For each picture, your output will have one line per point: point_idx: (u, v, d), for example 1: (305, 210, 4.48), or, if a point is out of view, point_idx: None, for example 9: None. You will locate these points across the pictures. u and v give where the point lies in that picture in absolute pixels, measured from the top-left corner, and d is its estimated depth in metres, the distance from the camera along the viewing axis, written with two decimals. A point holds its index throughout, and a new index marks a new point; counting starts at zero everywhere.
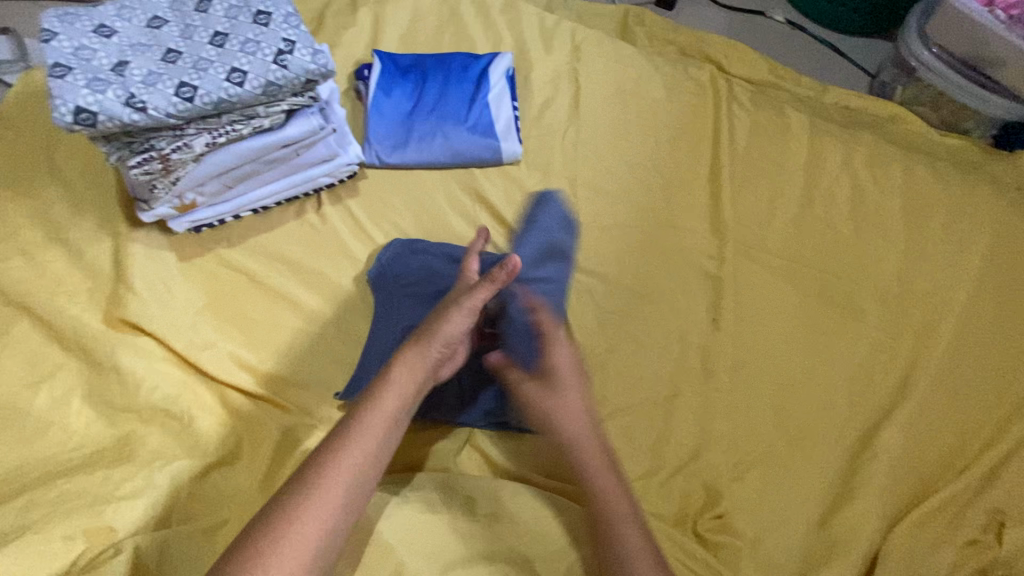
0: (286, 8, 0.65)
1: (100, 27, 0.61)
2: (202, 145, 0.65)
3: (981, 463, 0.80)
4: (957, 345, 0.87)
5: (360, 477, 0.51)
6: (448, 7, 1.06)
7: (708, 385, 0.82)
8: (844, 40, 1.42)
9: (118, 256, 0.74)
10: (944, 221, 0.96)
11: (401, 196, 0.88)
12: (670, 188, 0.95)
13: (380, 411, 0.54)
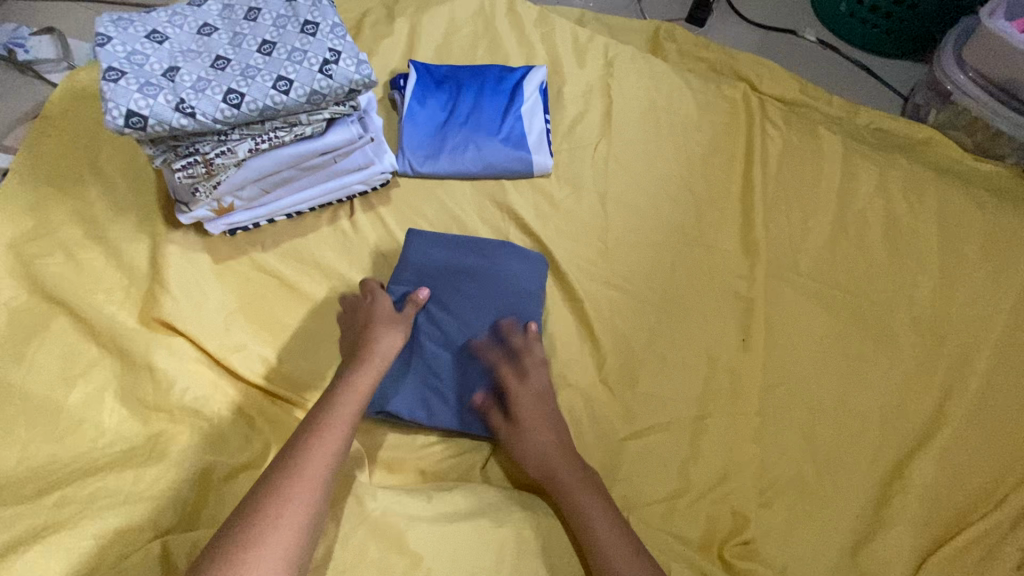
0: (333, 19, 0.66)
1: (152, 33, 0.63)
2: (245, 151, 0.66)
3: (1019, 498, 0.77)
4: (994, 375, 0.84)
5: (333, 456, 0.56)
6: (484, 20, 1.08)
7: (736, 407, 0.80)
8: (877, 61, 1.41)
9: (155, 256, 0.76)
10: (980, 247, 0.94)
11: (432, 205, 0.89)
12: (700, 206, 0.94)
13: (341, 400, 0.61)
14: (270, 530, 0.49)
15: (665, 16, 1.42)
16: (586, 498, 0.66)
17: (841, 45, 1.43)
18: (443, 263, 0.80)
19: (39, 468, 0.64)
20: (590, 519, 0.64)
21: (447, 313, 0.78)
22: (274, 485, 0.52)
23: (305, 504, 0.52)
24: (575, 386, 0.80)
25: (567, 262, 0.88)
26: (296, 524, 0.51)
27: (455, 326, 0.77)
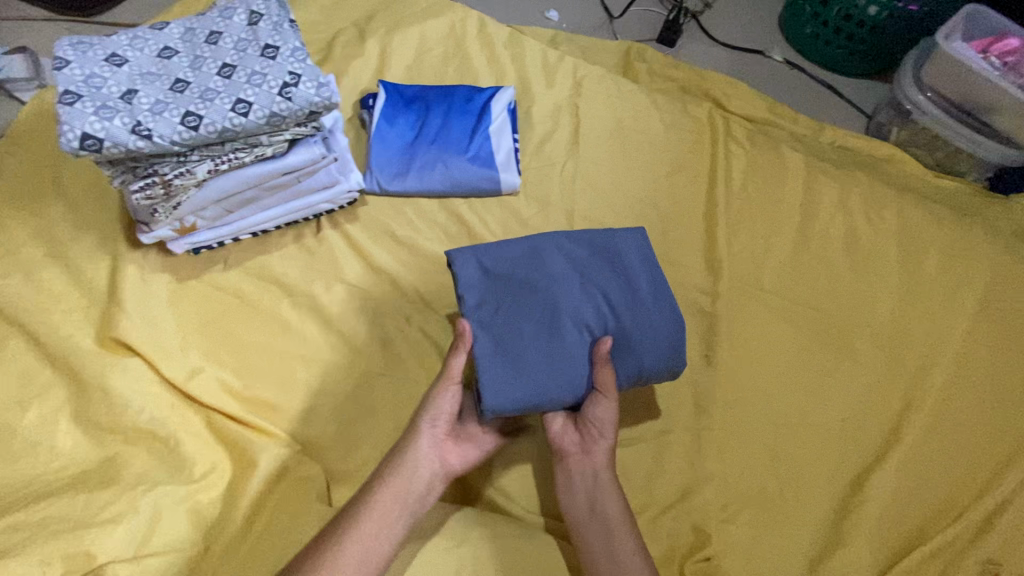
0: (294, 42, 0.67)
1: (112, 56, 0.63)
2: (205, 172, 0.66)
3: (976, 511, 0.78)
4: (951, 386, 0.86)
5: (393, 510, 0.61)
6: (455, 41, 1.10)
7: (699, 422, 0.81)
8: (842, 80, 1.45)
9: (116, 275, 0.75)
10: (938, 262, 0.96)
11: (399, 223, 0.90)
12: (665, 223, 0.96)
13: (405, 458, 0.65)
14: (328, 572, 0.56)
15: (636, 36, 1.45)
16: (619, 509, 0.66)
17: (807, 64, 1.47)
18: (586, 266, 0.72)
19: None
20: (610, 531, 0.65)
21: (565, 276, 0.71)
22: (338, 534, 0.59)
23: (362, 548, 0.58)
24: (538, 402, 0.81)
25: None
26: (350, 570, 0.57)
27: (563, 298, 0.70)
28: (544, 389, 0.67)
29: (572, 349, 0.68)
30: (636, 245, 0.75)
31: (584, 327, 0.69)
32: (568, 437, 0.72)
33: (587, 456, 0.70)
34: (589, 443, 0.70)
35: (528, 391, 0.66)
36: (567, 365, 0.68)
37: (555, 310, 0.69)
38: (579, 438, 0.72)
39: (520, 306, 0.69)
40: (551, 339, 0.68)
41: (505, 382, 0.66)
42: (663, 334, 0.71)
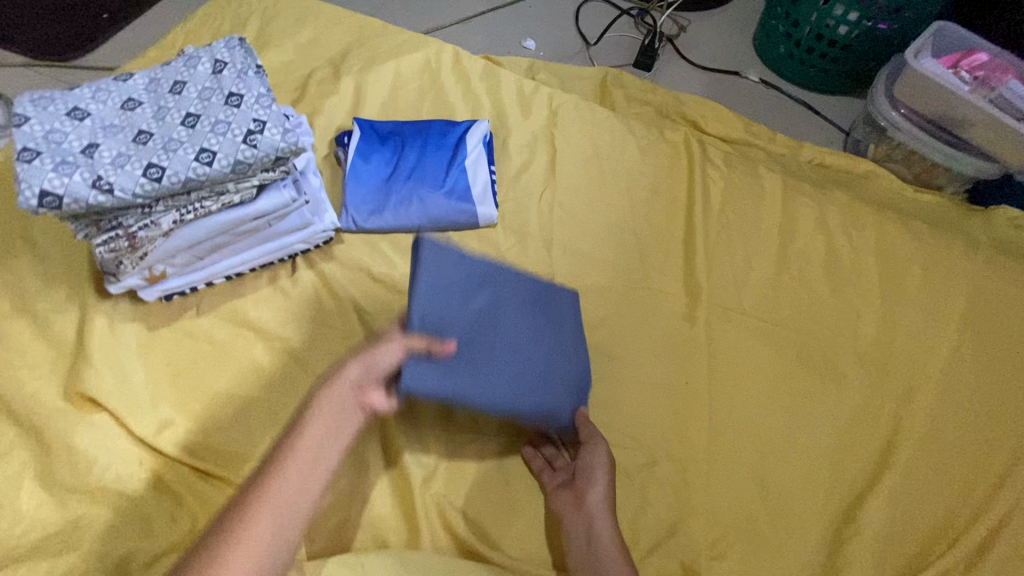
0: (258, 89, 0.67)
1: (73, 110, 0.63)
2: (170, 223, 0.66)
3: (971, 536, 0.77)
4: (940, 407, 0.85)
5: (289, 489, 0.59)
6: (430, 76, 1.10)
7: (685, 453, 0.80)
8: (818, 98, 1.46)
9: (84, 327, 0.74)
10: (920, 278, 0.96)
11: (375, 260, 0.89)
12: (644, 250, 0.96)
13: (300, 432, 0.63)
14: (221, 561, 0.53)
15: (612, 62, 1.47)
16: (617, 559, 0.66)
17: (783, 84, 1.48)
18: (528, 307, 0.77)
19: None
20: None
21: (516, 311, 0.75)
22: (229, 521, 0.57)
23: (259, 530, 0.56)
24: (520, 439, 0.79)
25: None
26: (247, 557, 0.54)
27: (506, 322, 0.74)
28: (469, 394, 0.68)
29: (503, 377, 0.71)
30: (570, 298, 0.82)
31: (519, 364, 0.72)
32: (562, 496, 0.73)
33: (582, 505, 0.71)
34: (579, 498, 0.72)
35: (456, 386, 0.67)
36: (492, 375, 0.70)
37: (501, 345, 0.73)
38: (572, 495, 0.73)
39: (465, 314, 0.71)
40: (486, 348, 0.71)
41: (431, 373, 0.66)
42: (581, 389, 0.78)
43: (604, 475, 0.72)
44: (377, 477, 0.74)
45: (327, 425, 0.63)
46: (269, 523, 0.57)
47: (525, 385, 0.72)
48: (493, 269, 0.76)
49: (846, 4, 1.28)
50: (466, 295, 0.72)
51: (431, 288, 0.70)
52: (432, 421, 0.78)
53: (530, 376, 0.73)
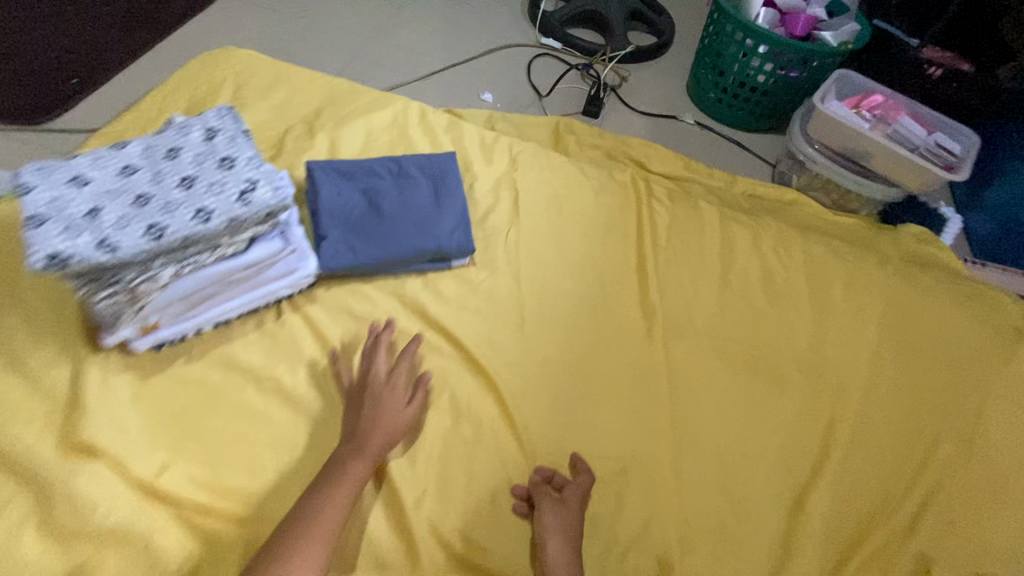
0: (248, 152, 0.74)
1: (75, 177, 0.68)
2: (168, 276, 0.71)
3: (902, 517, 0.85)
4: (867, 399, 0.97)
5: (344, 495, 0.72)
6: (398, 130, 1.20)
7: (652, 458, 0.87)
8: (747, 136, 1.64)
9: (78, 380, 0.77)
10: (842, 292, 1.09)
11: (357, 300, 0.95)
12: (604, 278, 1.06)
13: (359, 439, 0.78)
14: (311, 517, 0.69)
15: (564, 110, 1.61)
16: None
17: (715, 124, 1.66)
18: (415, 177, 1.02)
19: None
20: None
21: (406, 165, 1.04)
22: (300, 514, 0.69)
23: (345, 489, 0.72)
24: (502, 460, 0.85)
25: (483, 343, 0.95)
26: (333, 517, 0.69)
27: (400, 174, 1.02)
28: (369, 255, 0.94)
29: (392, 236, 0.96)
30: (451, 155, 1.06)
31: (407, 228, 0.97)
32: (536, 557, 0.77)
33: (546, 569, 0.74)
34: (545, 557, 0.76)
35: (359, 255, 0.94)
36: (389, 218, 0.97)
37: (396, 169, 1.03)
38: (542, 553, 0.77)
39: (364, 217, 0.97)
40: (379, 208, 0.98)
41: (340, 249, 0.94)
42: (462, 222, 1.00)
43: (562, 534, 0.77)
44: (370, 505, 0.79)
45: (368, 443, 0.78)
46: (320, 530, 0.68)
47: (415, 198, 1.00)
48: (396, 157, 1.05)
49: (762, 56, 1.47)
50: (361, 170, 1.02)
51: (332, 189, 0.98)
52: (420, 449, 0.84)
53: (419, 222, 0.98)
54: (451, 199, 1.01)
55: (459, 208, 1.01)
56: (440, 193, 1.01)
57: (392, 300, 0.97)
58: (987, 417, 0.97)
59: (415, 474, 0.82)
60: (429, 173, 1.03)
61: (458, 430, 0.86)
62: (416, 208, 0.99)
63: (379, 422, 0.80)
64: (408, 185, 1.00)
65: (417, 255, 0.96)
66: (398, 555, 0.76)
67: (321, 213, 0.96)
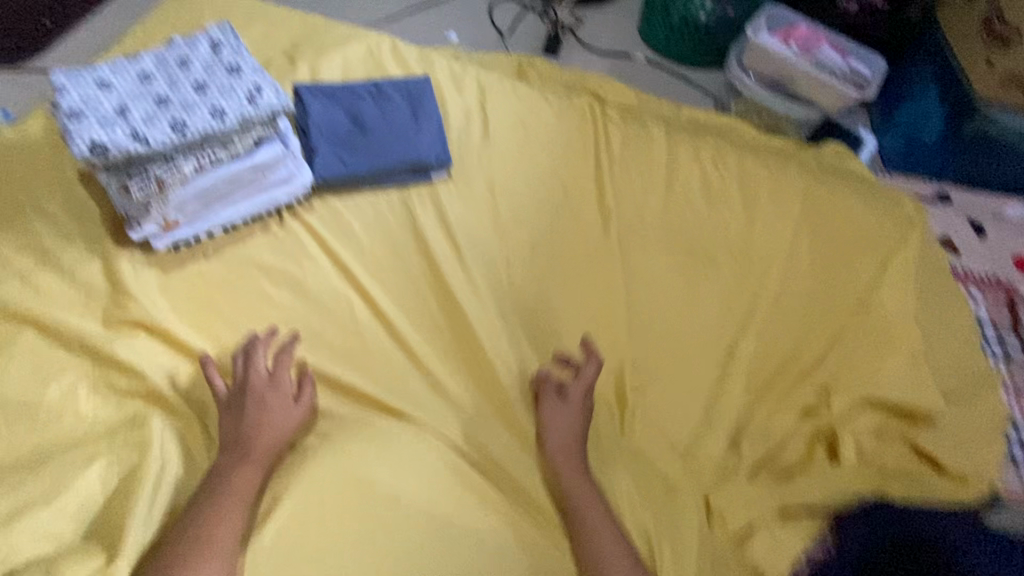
0: (251, 62, 0.86)
1: (101, 82, 0.79)
2: (190, 169, 0.84)
3: (812, 361, 1.05)
4: (788, 275, 1.15)
5: (243, 502, 0.73)
6: (373, 61, 1.30)
7: (612, 324, 1.02)
8: (694, 71, 1.79)
9: (110, 272, 0.89)
10: (767, 195, 1.27)
11: (347, 204, 1.05)
12: (567, 188, 1.20)
13: (252, 446, 0.78)
14: (210, 529, 0.70)
15: (525, 49, 1.73)
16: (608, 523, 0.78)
17: (665, 60, 1.80)
18: (396, 98, 1.13)
19: (31, 455, 0.76)
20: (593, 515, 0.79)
21: (387, 88, 1.14)
22: (197, 526, 0.70)
23: (244, 495, 0.74)
24: (484, 326, 0.97)
25: (463, 236, 1.06)
26: (232, 526, 0.71)
27: (382, 97, 1.13)
28: (358, 166, 1.05)
29: (379, 149, 1.07)
30: (425, 79, 1.18)
31: (392, 143, 1.08)
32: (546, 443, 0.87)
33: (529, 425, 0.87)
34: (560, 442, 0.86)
35: (348, 165, 1.04)
36: (375, 133, 1.08)
37: (378, 92, 1.14)
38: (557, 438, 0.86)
39: (351, 133, 1.08)
40: (365, 126, 1.09)
41: (332, 160, 1.04)
42: (439, 137, 1.11)
43: (565, 428, 0.87)
44: (372, 368, 0.91)
45: (256, 454, 0.77)
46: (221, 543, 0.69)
47: (397, 117, 1.11)
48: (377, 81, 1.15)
49: None
50: (347, 93, 1.12)
51: (321, 109, 1.08)
52: (415, 325, 0.96)
53: (402, 137, 1.09)
54: (428, 118, 1.12)
55: (436, 126, 1.12)
56: (419, 112, 1.12)
57: (378, 202, 1.07)
58: (884, 285, 1.16)
59: (411, 343, 0.94)
60: (407, 95, 1.14)
61: (444, 306, 0.99)
62: (399, 125, 1.10)
63: (261, 431, 0.79)
64: (390, 106, 1.11)
65: (401, 166, 1.07)
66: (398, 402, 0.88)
67: (312, 129, 1.06)
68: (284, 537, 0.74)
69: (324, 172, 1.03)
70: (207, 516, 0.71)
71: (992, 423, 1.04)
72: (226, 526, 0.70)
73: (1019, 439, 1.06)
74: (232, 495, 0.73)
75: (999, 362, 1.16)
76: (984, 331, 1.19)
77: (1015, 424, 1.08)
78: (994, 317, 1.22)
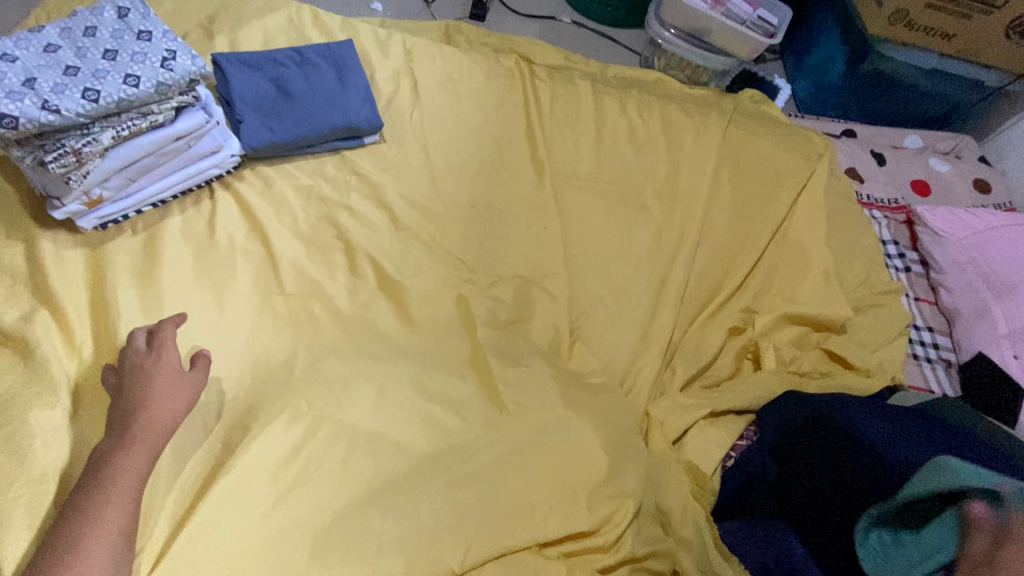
0: (162, 28, 0.86)
1: (3, 55, 0.78)
2: (108, 139, 0.83)
3: (735, 286, 1.15)
4: (712, 209, 1.22)
5: (138, 476, 0.66)
6: (294, 31, 1.28)
7: (552, 267, 1.07)
8: (618, 31, 1.85)
9: (32, 254, 0.86)
10: (692, 135, 1.31)
11: (280, 172, 1.05)
12: (500, 144, 1.24)
13: (140, 418, 0.69)
14: (96, 511, 0.61)
15: (451, 16, 1.73)
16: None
17: (589, 22, 1.84)
18: (320, 64, 1.13)
19: None
20: None
21: (309, 55, 1.14)
22: (79, 509, 0.61)
23: (138, 467, 0.66)
24: (430, 278, 0.98)
25: (400, 195, 1.09)
26: (122, 504, 0.63)
27: (304, 64, 1.13)
28: (287, 134, 1.04)
29: (307, 115, 1.06)
30: (348, 43, 1.18)
31: (319, 108, 1.08)
32: None
33: (483, 363, 0.88)
34: None
35: (276, 133, 1.04)
36: (301, 100, 1.08)
37: (300, 59, 1.13)
38: None
39: (277, 102, 1.07)
40: (290, 93, 1.08)
41: (259, 130, 1.03)
42: (367, 99, 1.12)
43: None
44: (319, 324, 0.90)
45: (143, 436, 0.68)
46: (110, 522, 0.61)
47: (322, 82, 1.11)
48: (298, 49, 1.15)
49: None
50: (267, 62, 1.11)
51: (241, 79, 1.07)
52: (359, 279, 0.97)
53: (330, 102, 1.09)
54: (355, 82, 1.13)
55: (363, 88, 1.13)
56: (344, 76, 1.13)
57: (312, 170, 1.08)
58: (797, 213, 1.25)
59: (358, 298, 0.94)
60: (332, 61, 1.14)
61: (387, 259, 0.99)
62: (325, 90, 1.10)
63: (149, 411, 0.70)
64: (313, 72, 1.12)
65: (331, 131, 1.08)
66: (347, 350, 0.87)
67: (235, 101, 1.05)
68: (218, 491, 0.68)
69: (253, 143, 1.02)
70: (90, 498, 0.62)
71: (896, 326, 1.16)
72: (113, 504, 0.62)
73: (919, 339, 1.19)
74: (121, 470, 0.65)
75: (899, 275, 1.28)
76: (887, 250, 1.31)
77: (916, 325, 1.21)
78: (896, 236, 1.34)
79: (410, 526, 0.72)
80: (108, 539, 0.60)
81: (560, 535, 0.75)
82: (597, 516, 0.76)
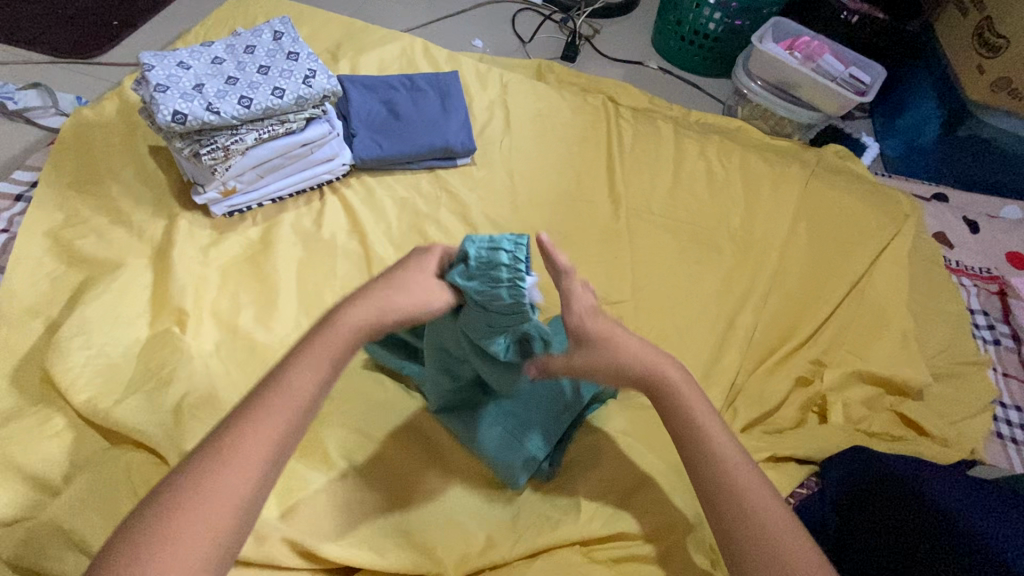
0: (305, 51, 1.01)
1: (180, 63, 0.94)
2: (251, 140, 0.97)
3: (805, 336, 1.13)
4: (785, 259, 1.22)
5: (288, 428, 0.55)
6: (406, 61, 1.42)
7: (619, 297, 1.11)
8: (703, 79, 1.90)
9: (170, 229, 1.00)
10: (770, 185, 1.33)
11: (381, 183, 1.17)
12: (581, 176, 1.30)
13: (305, 361, 0.58)
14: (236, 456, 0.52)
15: (544, 55, 1.85)
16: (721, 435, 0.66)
17: (675, 70, 1.91)
18: (428, 90, 1.25)
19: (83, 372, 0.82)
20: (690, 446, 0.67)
21: (420, 82, 1.27)
22: (224, 443, 0.53)
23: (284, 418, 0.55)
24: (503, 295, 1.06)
25: (484, 215, 1.17)
26: (264, 453, 0.53)
27: (414, 89, 1.25)
28: (392, 149, 1.16)
29: (411, 134, 1.18)
30: (454, 74, 1.30)
31: (423, 129, 1.19)
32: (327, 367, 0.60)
33: None
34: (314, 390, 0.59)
35: (383, 148, 1.15)
36: (408, 120, 1.20)
37: (410, 85, 1.26)
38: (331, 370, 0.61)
39: (387, 120, 1.20)
40: (399, 114, 1.20)
41: (369, 143, 1.15)
42: (465, 125, 1.22)
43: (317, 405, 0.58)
44: None
45: (300, 363, 0.58)
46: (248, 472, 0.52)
47: (428, 106, 1.23)
48: (411, 75, 1.28)
49: (712, 6, 1.73)
50: (383, 85, 1.24)
51: (359, 98, 1.20)
52: None
53: (433, 124, 1.20)
54: (457, 109, 1.24)
55: (464, 114, 1.24)
56: (448, 102, 1.24)
57: (409, 184, 1.18)
58: (876, 271, 1.23)
59: None
60: (438, 88, 1.26)
61: None
62: (430, 114, 1.22)
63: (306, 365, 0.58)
64: (422, 96, 1.24)
65: (431, 150, 1.18)
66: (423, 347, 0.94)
67: (352, 117, 1.18)
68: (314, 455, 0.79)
69: (362, 155, 1.14)
70: (238, 436, 0.53)
71: (980, 399, 1.10)
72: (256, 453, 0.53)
73: (1005, 417, 1.12)
74: (268, 417, 0.54)
75: (987, 347, 1.22)
76: (974, 319, 1.25)
77: (1002, 402, 1.14)
78: (985, 306, 1.28)
79: (463, 511, 0.77)
80: (242, 489, 0.51)
81: (606, 535, 0.77)
82: (643, 525, 0.78)
